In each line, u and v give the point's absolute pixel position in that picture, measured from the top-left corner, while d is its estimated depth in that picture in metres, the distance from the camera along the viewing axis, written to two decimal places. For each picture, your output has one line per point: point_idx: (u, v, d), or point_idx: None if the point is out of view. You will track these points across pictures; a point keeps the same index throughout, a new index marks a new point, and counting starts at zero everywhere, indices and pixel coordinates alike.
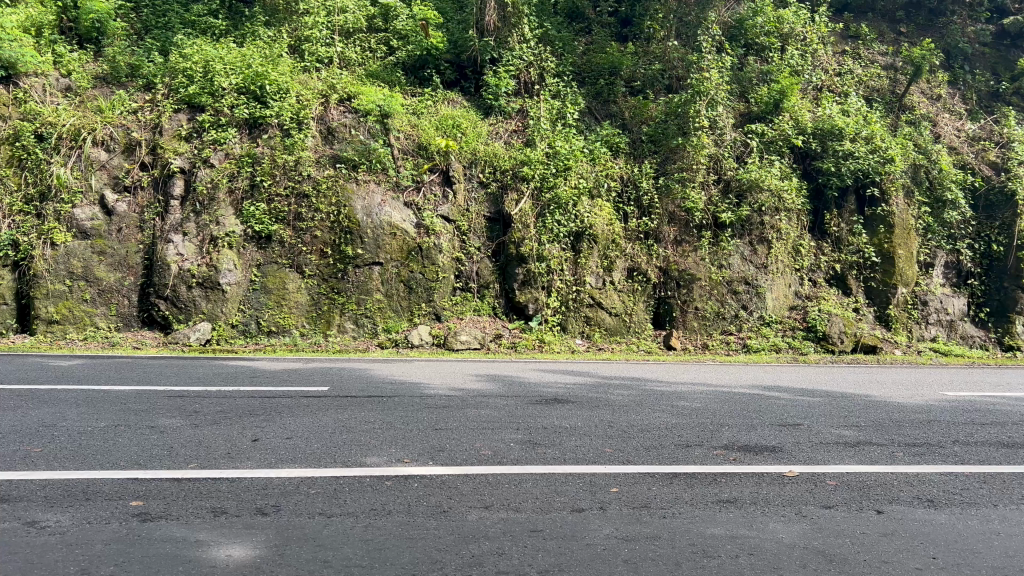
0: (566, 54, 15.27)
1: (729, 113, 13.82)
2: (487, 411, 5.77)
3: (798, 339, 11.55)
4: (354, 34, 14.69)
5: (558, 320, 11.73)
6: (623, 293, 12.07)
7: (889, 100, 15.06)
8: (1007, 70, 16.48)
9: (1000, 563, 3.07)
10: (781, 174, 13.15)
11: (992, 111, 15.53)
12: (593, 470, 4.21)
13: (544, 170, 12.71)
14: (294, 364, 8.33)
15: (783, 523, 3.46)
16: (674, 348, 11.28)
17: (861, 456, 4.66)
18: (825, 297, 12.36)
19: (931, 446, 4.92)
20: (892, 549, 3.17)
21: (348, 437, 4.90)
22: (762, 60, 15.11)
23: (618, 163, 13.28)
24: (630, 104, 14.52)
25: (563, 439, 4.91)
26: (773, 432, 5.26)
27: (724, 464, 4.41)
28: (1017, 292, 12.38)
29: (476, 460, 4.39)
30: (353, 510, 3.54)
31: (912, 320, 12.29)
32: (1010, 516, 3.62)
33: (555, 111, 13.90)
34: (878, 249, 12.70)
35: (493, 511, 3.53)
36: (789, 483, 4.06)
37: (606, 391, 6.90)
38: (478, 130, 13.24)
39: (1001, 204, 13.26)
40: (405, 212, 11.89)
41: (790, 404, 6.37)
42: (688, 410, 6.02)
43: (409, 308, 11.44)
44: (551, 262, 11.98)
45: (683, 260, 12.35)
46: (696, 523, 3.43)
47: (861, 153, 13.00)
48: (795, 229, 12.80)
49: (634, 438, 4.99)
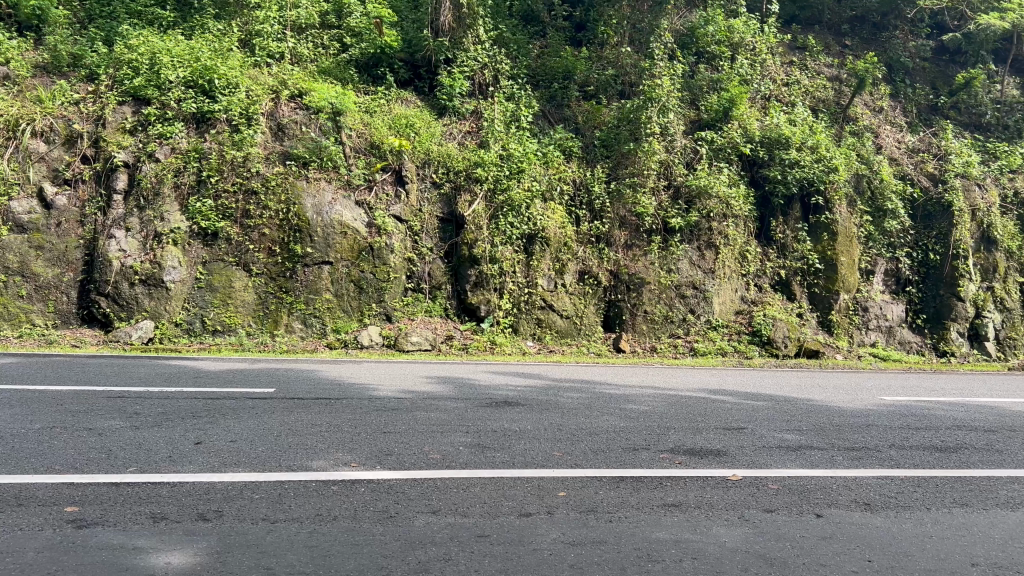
0: (520, 57, 15.29)
1: (680, 121, 14.02)
2: (436, 414, 5.75)
3: (744, 342, 11.79)
4: (307, 30, 14.39)
5: (509, 322, 11.71)
6: (575, 296, 12.14)
7: (834, 111, 15.42)
8: (945, 84, 17.01)
9: (931, 565, 3.17)
10: (729, 181, 13.40)
11: (931, 124, 16.02)
12: (541, 474, 4.23)
13: (497, 172, 12.75)
14: (239, 364, 8.17)
15: (726, 527, 3.52)
16: (624, 351, 11.39)
17: (802, 459, 4.77)
18: (770, 302, 12.60)
19: (869, 451, 5.05)
20: (830, 552, 3.25)
21: (294, 440, 4.84)
22: (712, 67, 15.40)
23: (571, 167, 13.38)
24: (583, 108, 14.66)
25: (512, 443, 4.92)
26: (718, 436, 5.35)
27: (670, 467, 4.47)
28: (952, 300, 12.79)
29: (424, 464, 4.37)
30: (297, 516, 3.49)
31: (853, 325, 12.63)
32: (942, 519, 3.74)
33: (509, 113, 13.94)
34: (821, 256, 13.02)
35: (440, 516, 3.52)
36: (733, 487, 4.13)
37: (556, 393, 6.93)
38: (432, 130, 13.18)
39: (938, 213, 13.65)
40: (356, 211, 11.78)
41: (735, 408, 6.49)
42: (636, 414, 6.08)
43: (359, 308, 11.32)
44: (503, 264, 11.98)
45: (633, 265, 12.49)
46: (642, 527, 3.46)
47: (807, 162, 13.34)
48: (742, 235, 13.04)
49: (582, 441, 5.03)
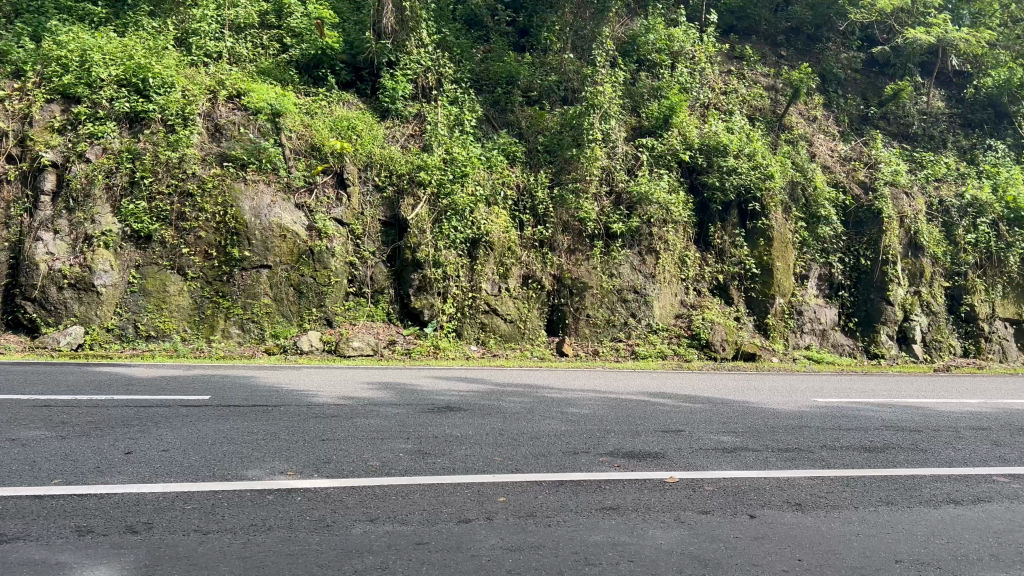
0: (464, 61, 15.26)
1: (621, 127, 14.21)
2: (376, 420, 5.69)
3: (683, 346, 11.99)
4: (245, 30, 14.13)
5: (453, 327, 11.66)
6: (518, 300, 12.17)
7: (770, 119, 15.80)
8: (875, 95, 17.62)
9: (858, 562, 3.27)
10: (669, 187, 13.63)
11: (862, 133, 16.56)
12: (481, 479, 4.23)
13: (441, 175, 12.71)
14: (174, 371, 7.95)
15: (662, 529, 3.56)
16: (567, 354, 11.46)
17: (738, 461, 4.87)
18: (708, 306, 12.85)
19: (801, 451, 5.19)
20: (763, 552, 3.32)
21: (229, 448, 4.73)
22: (653, 75, 15.64)
23: (514, 172, 13.42)
24: (527, 113, 14.71)
25: (453, 448, 4.90)
26: (656, 438, 5.42)
27: (609, 470, 4.51)
28: (882, 304, 13.20)
29: (363, 471, 4.32)
30: (231, 526, 3.41)
31: (788, 328, 12.94)
32: (869, 518, 3.86)
33: (453, 117, 13.90)
34: (758, 261, 13.33)
35: (378, 524, 3.49)
36: (670, 489, 4.19)
37: (498, 398, 6.93)
38: (374, 132, 13.06)
39: (869, 220, 14.09)
40: (296, 214, 11.61)
41: (674, 411, 6.59)
42: (578, 417, 6.11)
43: (298, 313, 11.14)
44: (447, 268, 11.95)
45: (576, 269, 12.59)
46: (580, 531, 3.49)
47: (743, 169, 13.69)
48: (681, 240, 13.26)
49: (523, 445, 5.04)
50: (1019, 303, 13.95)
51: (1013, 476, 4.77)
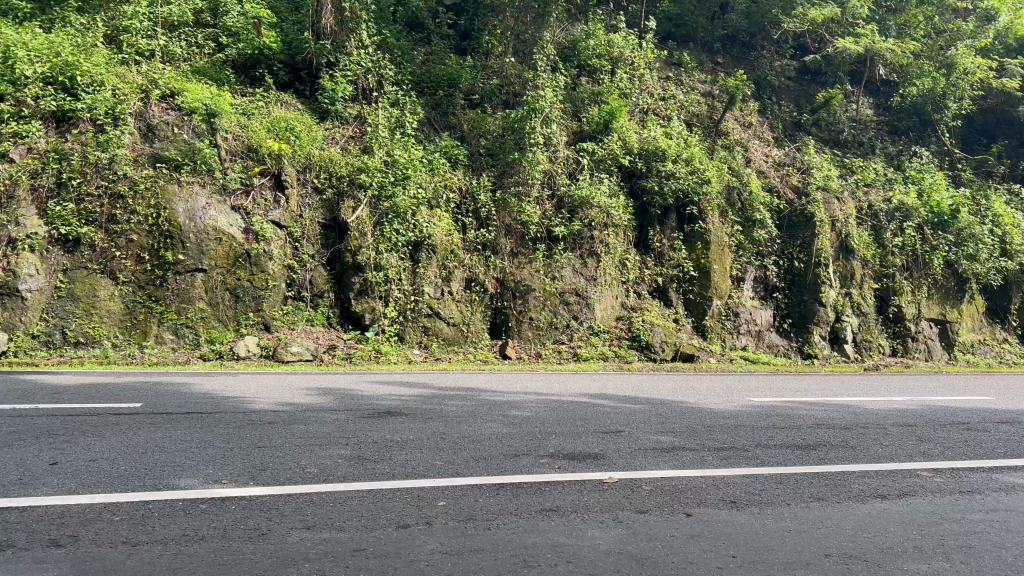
0: (404, 63, 15.15)
1: (562, 132, 14.34)
2: (315, 427, 5.60)
3: (624, 347, 12.14)
4: (179, 28, 13.79)
5: (395, 330, 11.58)
6: (461, 304, 12.15)
7: (707, 125, 16.12)
8: (808, 103, 18.16)
9: (790, 558, 3.35)
10: (610, 192, 13.80)
11: (795, 139, 17.03)
12: (421, 484, 4.20)
13: (382, 178, 12.60)
14: (104, 378, 7.70)
15: (600, 529, 3.60)
16: (510, 357, 11.49)
17: (675, 460, 4.94)
18: (648, 308, 13.07)
19: (737, 450, 5.30)
20: (699, 550, 3.38)
21: (161, 457, 4.60)
22: (593, 80, 15.82)
23: (457, 175, 13.39)
24: (469, 116, 14.71)
25: (393, 453, 4.86)
26: (596, 439, 5.48)
27: (549, 472, 4.53)
28: (815, 306, 13.56)
29: (301, 478, 4.25)
30: (161, 537, 3.32)
31: (725, 330, 13.19)
32: (800, 514, 3.96)
33: (393, 119, 13.79)
34: (695, 264, 13.58)
35: (315, 532, 3.44)
36: (609, 489, 4.23)
37: (440, 402, 6.90)
38: (314, 134, 12.87)
39: (802, 223, 14.45)
40: (232, 216, 11.36)
41: (614, 412, 6.67)
42: (519, 420, 6.13)
43: (235, 318, 10.92)
44: (389, 271, 11.86)
45: (519, 272, 12.65)
46: (519, 534, 3.49)
47: (681, 174, 13.96)
48: (621, 244, 13.44)
49: (464, 449, 5.03)
50: (942, 304, 14.55)
51: (935, 470, 4.96)
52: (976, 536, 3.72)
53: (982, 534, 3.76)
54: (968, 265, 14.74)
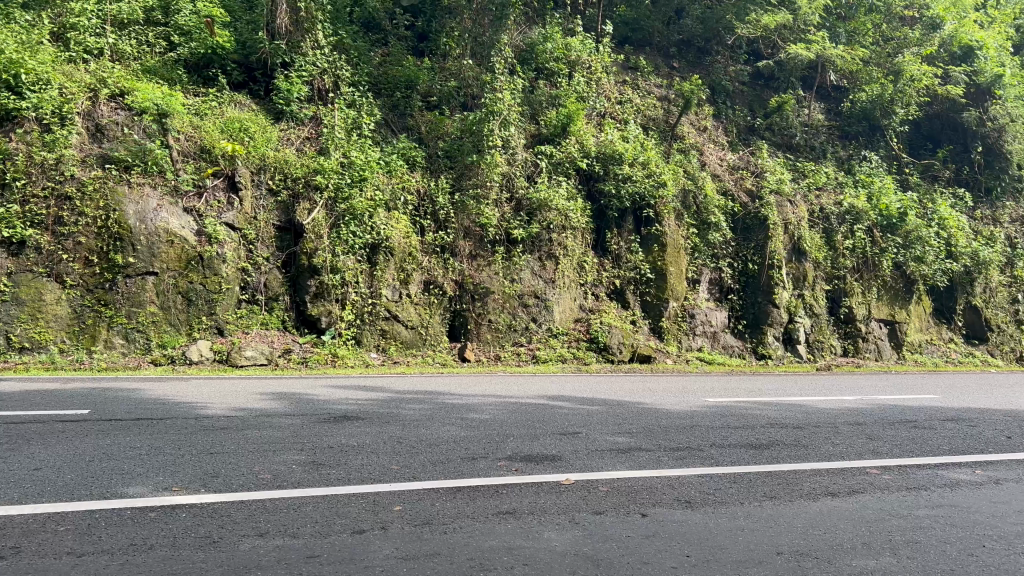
0: (361, 64, 15.01)
1: (520, 135, 14.38)
2: (269, 432, 5.51)
3: (582, 349, 12.21)
4: (129, 26, 13.49)
5: (352, 334, 11.47)
6: (419, 307, 12.10)
7: (663, 129, 16.28)
8: (761, 107, 18.47)
9: (742, 556, 3.39)
10: (568, 194, 13.87)
11: (749, 143, 17.31)
12: (377, 489, 4.16)
13: (338, 180, 12.46)
14: (50, 385, 7.49)
15: (557, 531, 3.60)
16: (468, 360, 11.45)
17: (631, 461, 4.98)
18: (606, 310, 13.17)
19: (692, 450, 5.36)
20: (654, 550, 3.41)
21: (108, 465, 4.49)
22: (551, 83, 15.88)
23: (414, 177, 13.29)
24: (426, 118, 14.64)
25: (349, 458, 4.81)
26: (553, 441, 5.49)
27: (506, 475, 4.53)
28: (768, 307, 13.79)
29: (254, 484, 4.19)
30: (108, 547, 3.24)
31: (681, 331, 13.33)
32: (753, 512, 4.01)
33: (350, 120, 13.67)
34: (652, 266, 13.72)
35: (268, 539, 3.38)
36: (565, 491, 4.25)
37: (397, 405, 6.85)
38: (268, 134, 12.67)
39: (756, 226, 14.66)
40: (184, 219, 11.15)
41: (571, 413, 6.69)
42: (477, 423, 6.11)
43: (187, 322, 10.73)
44: (345, 274, 11.74)
45: (477, 274, 12.64)
46: (475, 537, 3.48)
47: (638, 177, 14.09)
48: (580, 246, 13.52)
49: (421, 453, 5.00)
50: (891, 304, 14.91)
51: (884, 468, 5.08)
52: (922, 532, 3.81)
53: (928, 529, 3.86)
54: (915, 267, 15.18)
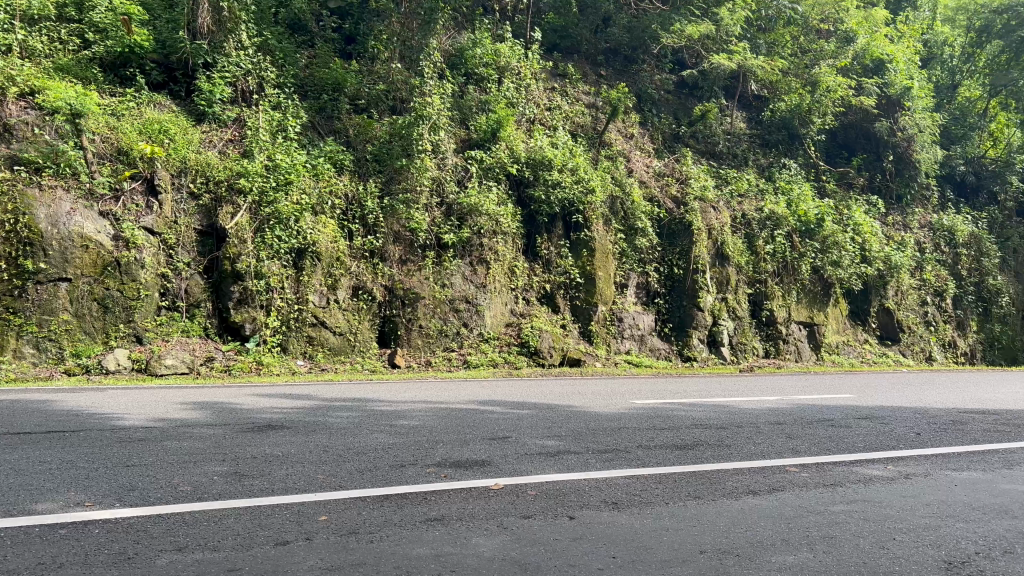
0: (287, 65, 14.74)
1: (450, 139, 14.39)
2: (190, 443, 5.35)
3: (513, 353, 12.28)
4: (40, 22, 12.88)
5: (277, 341, 11.23)
6: (348, 312, 11.93)
7: (591, 136, 16.52)
8: (686, 116, 18.92)
9: (666, 556, 3.45)
10: (497, 200, 13.90)
11: (674, 151, 17.72)
12: (303, 499, 4.08)
13: (263, 183, 12.20)
14: None
15: (484, 536, 3.60)
16: (399, 366, 11.38)
17: (560, 464, 5.02)
18: (537, 314, 13.26)
19: (620, 452, 5.44)
20: (580, 552, 3.43)
21: (16, 481, 4.28)
22: (481, 89, 15.94)
23: (342, 180, 13.09)
24: (354, 121, 14.47)
25: (273, 468, 4.71)
26: (482, 446, 5.49)
27: (435, 481, 4.51)
28: (693, 310, 14.12)
29: (173, 497, 4.05)
30: (14, 567, 3.08)
31: (611, 335, 13.49)
32: (677, 512, 4.09)
33: (275, 123, 13.42)
34: (581, 271, 13.90)
35: (186, 553, 3.28)
36: (494, 496, 4.24)
37: (325, 413, 6.74)
38: (189, 136, 12.31)
39: (681, 232, 14.97)
40: (100, 223, 10.76)
41: (501, 418, 6.70)
42: (406, 429, 6.06)
43: (104, 329, 10.32)
44: (270, 279, 11.49)
45: (407, 280, 12.56)
46: (402, 545, 3.45)
47: (567, 183, 14.26)
48: (510, 251, 13.59)
49: (348, 461, 4.93)
50: (810, 307, 15.47)
51: (802, 466, 5.25)
52: (837, 527, 3.95)
53: (843, 524, 4.00)
54: (833, 270, 15.77)
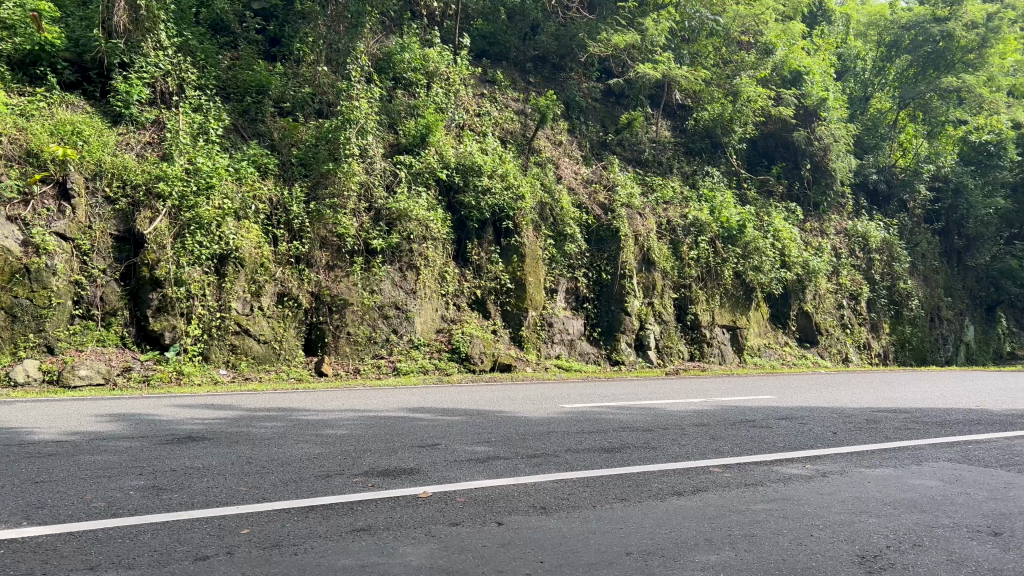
0: (209, 67, 14.33)
1: (378, 143, 14.27)
2: (104, 457, 5.14)
3: (443, 360, 12.26)
4: None
5: (199, 350, 10.90)
6: (272, 320, 11.69)
7: (520, 142, 16.60)
8: (613, 123, 19.25)
9: (593, 559, 3.48)
10: (427, 205, 13.85)
11: (601, 158, 18.00)
12: (224, 512, 3.97)
13: (183, 187, 11.82)
14: None
15: (412, 545, 3.57)
16: (326, 374, 11.23)
17: (489, 470, 5.01)
18: (468, 320, 13.24)
19: (549, 456, 5.47)
20: (508, 558, 3.44)
21: None
22: (409, 93, 15.87)
23: (266, 185, 12.80)
24: (279, 124, 14.19)
25: (193, 481, 4.56)
26: (411, 454, 5.44)
27: (362, 491, 4.44)
28: (621, 315, 14.35)
29: (86, 514, 3.89)
30: None
31: (540, 339, 13.61)
32: (604, 515, 4.13)
33: (196, 125, 13.09)
34: (511, 277, 13.95)
35: (99, 572, 3.15)
36: (422, 504, 4.21)
37: (248, 424, 6.57)
38: (105, 139, 11.86)
39: (608, 238, 15.13)
40: (7, 228, 10.27)
41: (430, 425, 6.65)
42: (332, 439, 5.96)
43: (11, 340, 9.83)
44: (191, 286, 11.14)
45: (335, 286, 12.39)
46: (328, 556, 3.39)
47: (497, 189, 14.32)
48: (440, 256, 13.54)
49: (272, 472, 4.82)
50: (733, 311, 15.89)
51: (725, 466, 5.37)
52: (757, 525, 4.06)
53: (763, 523, 4.11)
54: (754, 275, 16.25)
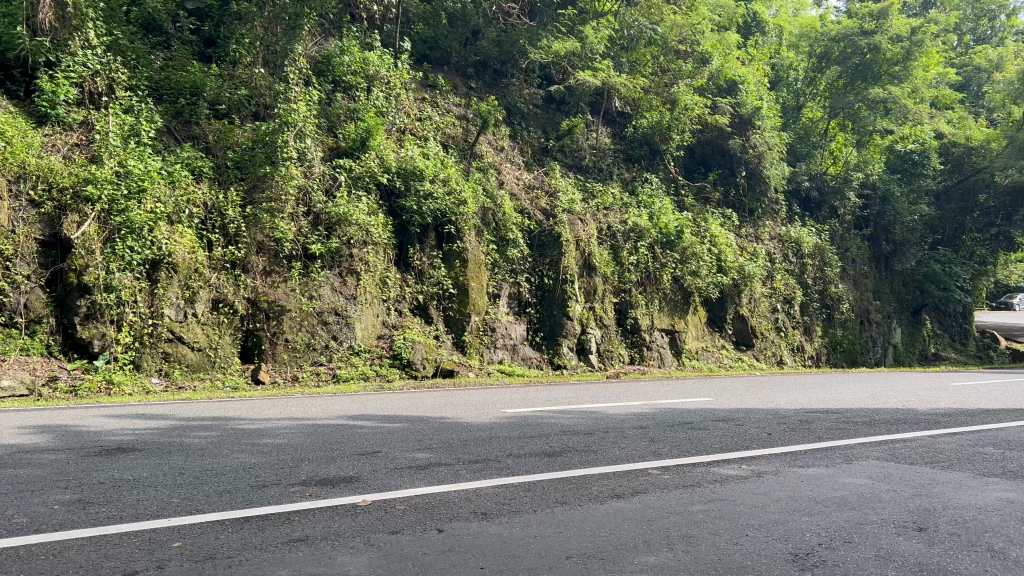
0: (140, 67, 13.94)
1: (317, 147, 14.08)
2: (27, 470, 4.93)
3: (384, 366, 12.15)
4: None
5: (129, 358, 10.58)
6: (207, 326, 11.44)
7: (462, 147, 16.56)
8: (553, 130, 19.42)
9: (534, 563, 3.48)
10: (368, 209, 13.71)
11: (542, 164, 18.11)
12: (156, 525, 3.86)
13: (113, 190, 11.39)
14: None
15: (351, 554, 3.52)
16: (263, 382, 11.04)
17: (430, 477, 4.98)
18: (409, 326, 13.14)
19: (489, 462, 5.46)
20: (448, 565, 3.42)
21: None
22: (349, 97, 15.74)
23: (200, 189, 12.45)
24: (215, 127, 13.88)
25: (122, 494, 4.42)
26: (350, 462, 5.37)
27: (300, 500, 4.36)
28: (563, 319, 14.46)
29: (7, 530, 3.72)
30: None
31: (482, 344, 13.60)
32: (545, 519, 4.14)
33: (127, 127, 12.71)
34: (453, 282, 13.92)
35: None
36: (361, 513, 4.15)
37: (182, 434, 6.39)
38: (28, 140, 11.41)
39: (550, 243, 15.23)
40: None
41: (371, 432, 6.57)
42: (270, 448, 5.85)
43: None
44: (121, 292, 10.80)
45: (272, 292, 12.18)
46: (262, 568, 3.31)
47: (439, 195, 14.25)
48: (382, 262, 13.42)
49: (206, 483, 4.70)
50: (671, 315, 16.14)
51: (663, 468, 5.45)
52: (695, 526, 4.12)
53: (700, 523, 4.18)
54: (691, 280, 16.58)
